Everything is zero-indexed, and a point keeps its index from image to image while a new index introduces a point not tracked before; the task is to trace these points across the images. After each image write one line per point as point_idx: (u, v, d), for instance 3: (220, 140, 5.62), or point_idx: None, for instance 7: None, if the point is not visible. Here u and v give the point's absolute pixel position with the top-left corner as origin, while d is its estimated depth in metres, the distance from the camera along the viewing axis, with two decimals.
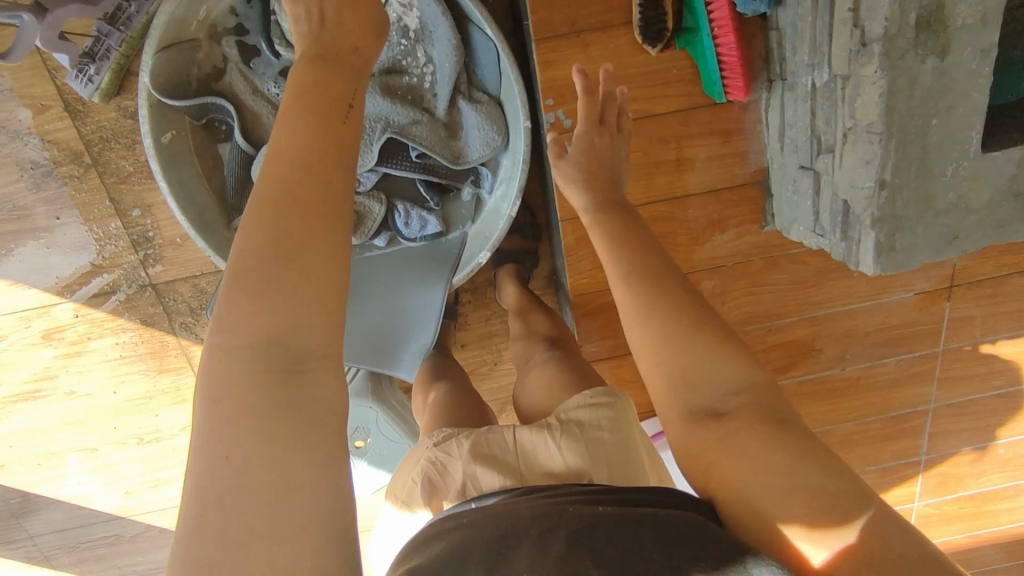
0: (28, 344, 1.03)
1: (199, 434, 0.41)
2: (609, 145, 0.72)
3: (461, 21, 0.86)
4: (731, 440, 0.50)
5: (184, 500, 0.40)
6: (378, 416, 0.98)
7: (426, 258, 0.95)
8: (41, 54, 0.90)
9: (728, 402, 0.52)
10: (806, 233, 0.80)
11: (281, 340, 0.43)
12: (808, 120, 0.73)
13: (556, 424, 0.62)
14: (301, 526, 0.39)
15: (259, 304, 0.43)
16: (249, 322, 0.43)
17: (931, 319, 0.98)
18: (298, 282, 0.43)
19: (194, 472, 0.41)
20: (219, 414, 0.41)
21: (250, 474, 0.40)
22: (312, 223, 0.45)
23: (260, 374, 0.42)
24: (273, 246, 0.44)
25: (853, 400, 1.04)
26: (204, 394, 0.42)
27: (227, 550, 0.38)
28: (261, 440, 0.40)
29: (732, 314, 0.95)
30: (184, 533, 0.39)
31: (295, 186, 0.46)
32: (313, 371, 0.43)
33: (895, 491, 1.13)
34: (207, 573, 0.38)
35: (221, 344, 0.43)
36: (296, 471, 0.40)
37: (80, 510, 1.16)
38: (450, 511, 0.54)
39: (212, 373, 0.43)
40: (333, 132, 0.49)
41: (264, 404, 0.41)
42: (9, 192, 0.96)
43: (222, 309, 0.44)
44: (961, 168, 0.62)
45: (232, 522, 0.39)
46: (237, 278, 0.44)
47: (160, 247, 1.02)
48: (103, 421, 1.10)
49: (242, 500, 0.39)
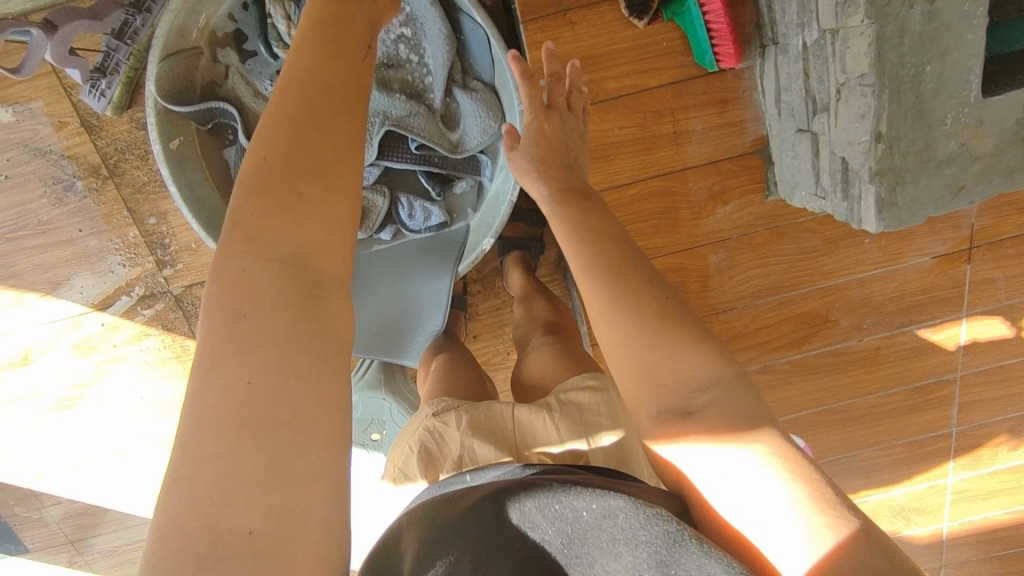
0: (61, 354, 1.07)
1: (219, 355, 0.41)
2: (559, 126, 0.71)
3: (451, 10, 0.88)
4: (692, 432, 0.48)
5: (194, 421, 0.40)
6: (392, 406, 0.99)
7: (432, 249, 0.96)
8: (58, 73, 0.94)
9: (696, 399, 0.49)
10: (808, 196, 0.78)
11: (308, 265, 0.45)
12: (802, 81, 0.71)
13: (555, 403, 0.63)
14: (315, 475, 0.40)
15: (280, 230, 0.44)
16: (280, 243, 0.44)
17: (952, 284, 0.94)
18: (306, 226, 0.45)
19: (211, 388, 0.41)
20: (246, 332, 0.42)
21: (272, 408, 0.40)
22: (315, 183, 0.46)
23: (286, 296, 0.43)
24: (284, 190, 0.45)
25: (875, 371, 1.01)
26: (227, 309, 0.42)
27: (239, 485, 0.38)
28: (286, 375, 0.41)
29: (742, 288, 0.94)
30: (196, 457, 0.39)
31: (296, 146, 0.46)
32: (331, 301, 0.45)
33: (928, 467, 1.09)
34: (214, 505, 0.38)
35: (247, 252, 0.44)
36: (317, 414, 0.41)
37: (116, 513, 1.20)
38: (445, 481, 0.54)
39: (236, 285, 0.43)
40: (320, 103, 0.48)
41: (288, 332, 0.42)
42: (34, 208, 1.00)
43: (247, 225, 0.44)
44: (961, 116, 0.61)
45: (248, 457, 0.39)
46: (254, 199, 0.45)
47: (177, 253, 1.05)
48: (133, 426, 1.14)
49: (260, 435, 0.39)
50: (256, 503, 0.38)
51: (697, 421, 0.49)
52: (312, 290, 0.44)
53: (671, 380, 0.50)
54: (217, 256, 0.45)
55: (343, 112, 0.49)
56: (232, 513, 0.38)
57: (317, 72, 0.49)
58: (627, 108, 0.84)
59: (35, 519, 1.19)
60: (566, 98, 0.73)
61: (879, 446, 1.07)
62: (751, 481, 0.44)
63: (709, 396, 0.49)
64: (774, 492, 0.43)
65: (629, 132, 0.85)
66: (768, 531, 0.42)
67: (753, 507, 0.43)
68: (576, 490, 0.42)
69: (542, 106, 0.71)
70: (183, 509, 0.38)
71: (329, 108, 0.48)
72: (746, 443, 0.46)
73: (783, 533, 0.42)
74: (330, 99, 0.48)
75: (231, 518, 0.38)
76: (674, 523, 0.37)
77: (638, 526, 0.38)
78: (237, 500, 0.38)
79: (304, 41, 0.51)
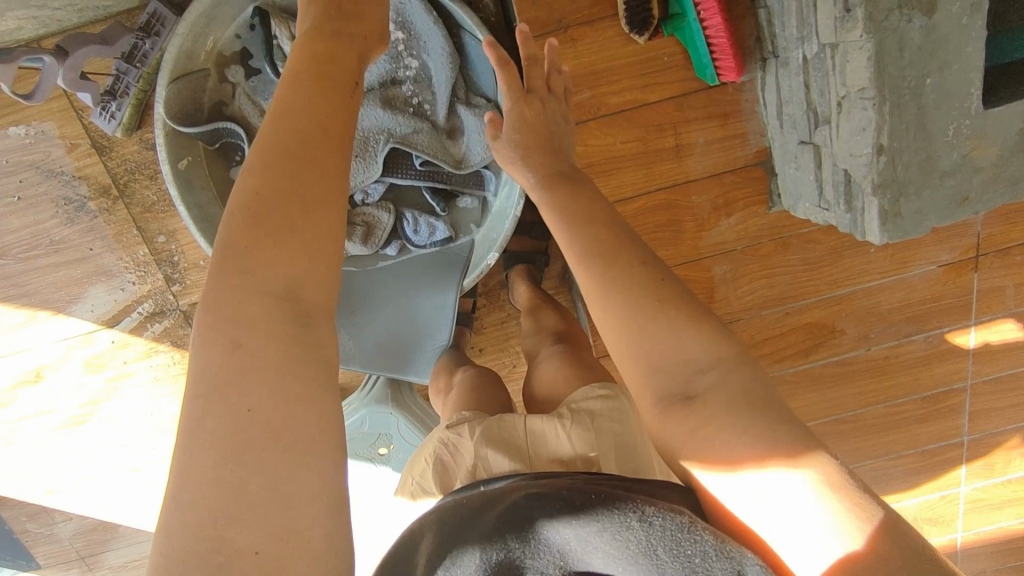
0: (73, 371, 1.09)
1: (215, 384, 0.42)
2: (543, 111, 0.71)
3: (453, 28, 0.88)
4: (695, 419, 0.48)
5: (191, 449, 0.41)
6: (399, 420, 1.00)
7: (437, 264, 0.96)
8: (69, 96, 0.96)
9: (697, 382, 0.49)
10: (811, 208, 0.79)
11: (296, 296, 0.45)
12: (803, 93, 0.72)
13: (566, 411, 0.64)
14: (315, 494, 0.41)
15: (272, 258, 0.45)
16: (272, 278, 0.45)
17: (960, 292, 0.94)
18: (289, 257, 0.46)
19: (210, 418, 0.41)
20: (243, 361, 0.43)
21: (273, 432, 0.41)
22: (309, 213, 0.47)
23: (277, 325, 0.44)
24: (271, 226, 0.46)
25: (882, 381, 1.00)
26: (224, 339, 0.43)
27: (244, 506, 0.39)
28: (284, 400, 0.42)
29: (748, 299, 0.94)
30: (197, 483, 0.40)
31: (287, 178, 0.47)
32: (319, 327, 0.46)
33: (940, 477, 1.08)
34: (218, 527, 0.39)
35: (239, 284, 0.45)
36: (314, 440, 0.42)
37: (127, 529, 1.21)
38: (458, 492, 0.51)
39: (232, 316, 0.44)
40: (315, 134, 0.50)
41: (283, 359, 0.43)
42: (46, 227, 1.02)
43: (239, 259, 0.45)
44: (963, 126, 0.61)
45: (253, 479, 0.40)
46: (252, 227, 0.46)
47: (186, 271, 1.06)
48: (142, 442, 1.15)
49: (261, 457, 0.40)
50: (260, 523, 0.39)
51: (698, 407, 0.48)
52: (305, 321, 0.45)
53: (690, 373, 0.50)
54: (209, 284, 0.45)
55: (337, 146, 0.50)
56: (238, 534, 0.39)
57: (310, 106, 0.51)
58: (629, 122, 0.85)
59: (47, 536, 1.20)
60: (547, 80, 0.72)
61: (889, 456, 1.06)
62: (767, 484, 0.44)
63: (732, 380, 0.49)
64: (796, 499, 0.43)
65: (630, 146, 0.86)
66: (787, 537, 0.43)
67: (776, 513, 0.44)
68: (582, 493, 0.43)
69: (562, 123, 0.72)
70: (187, 534, 0.39)
71: (326, 138, 0.50)
72: (736, 470, 0.45)
73: (800, 542, 0.42)
74: (329, 132, 0.50)
75: (236, 538, 0.39)
76: (684, 518, 0.40)
77: (654, 529, 0.40)
78: (242, 522, 0.39)
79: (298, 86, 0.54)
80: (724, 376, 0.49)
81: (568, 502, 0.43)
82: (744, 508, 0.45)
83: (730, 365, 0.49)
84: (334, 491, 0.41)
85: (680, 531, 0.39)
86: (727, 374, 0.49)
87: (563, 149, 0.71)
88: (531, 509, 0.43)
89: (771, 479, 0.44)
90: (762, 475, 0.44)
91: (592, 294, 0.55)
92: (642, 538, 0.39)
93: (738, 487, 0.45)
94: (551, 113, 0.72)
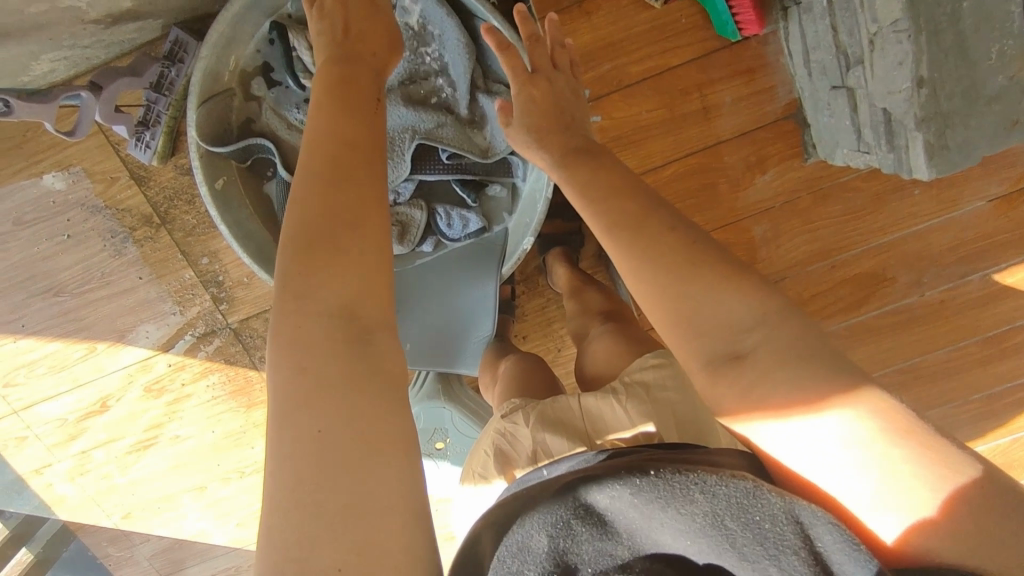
0: (135, 398, 1.13)
1: (287, 407, 0.44)
2: (548, 90, 0.70)
3: (465, 16, 0.88)
4: (748, 377, 0.47)
5: (273, 473, 0.42)
6: (452, 414, 1.00)
7: (473, 255, 0.97)
8: (104, 131, 0.99)
9: (744, 340, 0.47)
10: (851, 153, 0.77)
11: (353, 309, 0.47)
12: (831, 36, 0.70)
13: (620, 387, 0.64)
14: (391, 506, 0.41)
15: (321, 281, 0.47)
16: (327, 296, 0.46)
17: (1015, 225, 0.91)
18: (344, 265, 0.47)
19: (285, 441, 0.43)
20: (311, 380, 0.44)
21: (344, 448, 0.42)
22: (352, 227, 0.49)
23: (339, 343, 0.45)
24: (320, 240, 0.48)
25: (941, 326, 0.97)
26: (291, 363, 0.45)
27: (324, 524, 0.40)
28: (351, 416, 0.43)
29: (793, 256, 0.92)
30: (279, 507, 0.41)
31: (325, 194, 0.49)
32: (379, 337, 0.47)
33: (1011, 420, 1.04)
34: (302, 551, 0.39)
35: (298, 308, 0.46)
36: (385, 450, 0.43)
37: (199, 545, 1.24)
38: (523, 480, 0.53)
39: (293, 338, 0.46)
40: (351, 134, 0.53)
41: (344, 375, 0.44)
42: (96, 261, 1.06)
43: (295, 284, 0.47)
44: (1007, 47, 0.59)
45: (328, 497, 0.40)
46: (298, 251, 0.48)
47: (231, 288, 1.09)
48: (206, 460, 1.18)
49: (336, 475, 0.41)
50: (341, 539, 0.39)
51: (750, 365, 0.47)
52: (363, 332, 0.46)
53: (735, 334, 0.48)
54: (272, 312, 0.47)
55: (364, 161, 0.52)
56: (321, 555, 0.39)
57: (333, 126, 0.53)
58: (653, 90, 0.84)
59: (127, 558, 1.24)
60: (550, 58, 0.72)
61: (955, 403, 1.02)
62: (833, 444, 0.43)
63: (776, 337, 0.47)
64: (866, 460, 0.41)
65: (658, 114, 0.85)
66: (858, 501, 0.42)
67: (844, 474, 0.42)
68: (638, 469, 0.41)
69: (571, 99, 0.71)
70: (275, 557, 0.39)
71: (357, 155, 0.52)
72: (819, 412, 0.43)
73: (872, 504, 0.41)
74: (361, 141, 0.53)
75: (318, 560, 0.39)
76: (748, 483, 0.39)
77: (721, 497, 0.38)
78: (324, 542, 0.39)
79: (324, 101, 0.55)
80: (770, 332, 0.47)
81: (628, 472, 0.41)
82: (813, 470, 0.44)
83: (775, 320, 0.47)
84: (405, 490, 0.42)
85: (748, 498, 0.38)
86: (772, 331, 0.47)
87: (573, 121, 0.69)
88: (590, 495, 0.41)
89: (836, 437, 0.42)
90: (827, 432, 0.43)
91: (625, 269, 0.54)
92: (711, 508, 0.38)
93: (819, 428, 0.43)
94: (559, 88, 0.71)
